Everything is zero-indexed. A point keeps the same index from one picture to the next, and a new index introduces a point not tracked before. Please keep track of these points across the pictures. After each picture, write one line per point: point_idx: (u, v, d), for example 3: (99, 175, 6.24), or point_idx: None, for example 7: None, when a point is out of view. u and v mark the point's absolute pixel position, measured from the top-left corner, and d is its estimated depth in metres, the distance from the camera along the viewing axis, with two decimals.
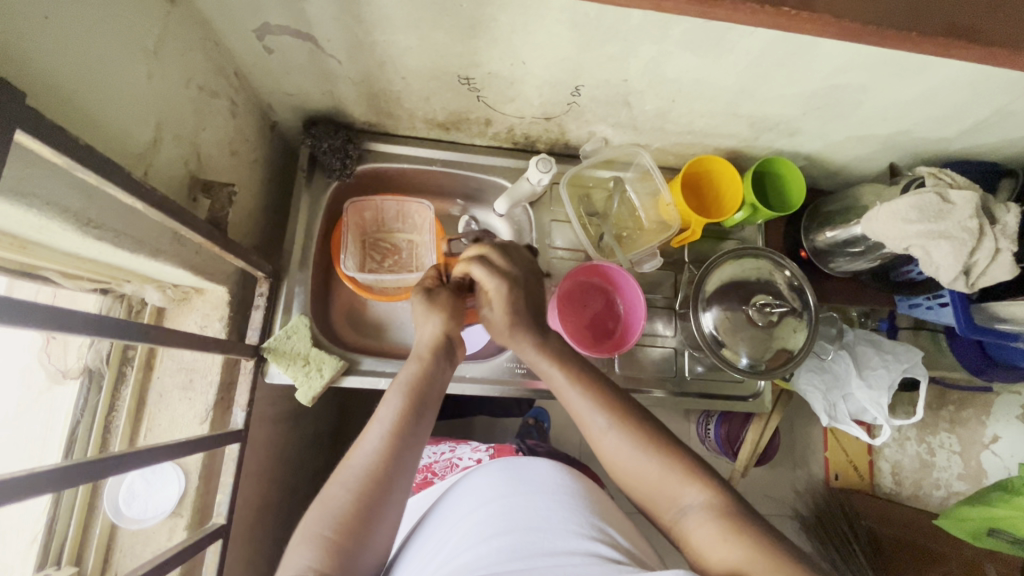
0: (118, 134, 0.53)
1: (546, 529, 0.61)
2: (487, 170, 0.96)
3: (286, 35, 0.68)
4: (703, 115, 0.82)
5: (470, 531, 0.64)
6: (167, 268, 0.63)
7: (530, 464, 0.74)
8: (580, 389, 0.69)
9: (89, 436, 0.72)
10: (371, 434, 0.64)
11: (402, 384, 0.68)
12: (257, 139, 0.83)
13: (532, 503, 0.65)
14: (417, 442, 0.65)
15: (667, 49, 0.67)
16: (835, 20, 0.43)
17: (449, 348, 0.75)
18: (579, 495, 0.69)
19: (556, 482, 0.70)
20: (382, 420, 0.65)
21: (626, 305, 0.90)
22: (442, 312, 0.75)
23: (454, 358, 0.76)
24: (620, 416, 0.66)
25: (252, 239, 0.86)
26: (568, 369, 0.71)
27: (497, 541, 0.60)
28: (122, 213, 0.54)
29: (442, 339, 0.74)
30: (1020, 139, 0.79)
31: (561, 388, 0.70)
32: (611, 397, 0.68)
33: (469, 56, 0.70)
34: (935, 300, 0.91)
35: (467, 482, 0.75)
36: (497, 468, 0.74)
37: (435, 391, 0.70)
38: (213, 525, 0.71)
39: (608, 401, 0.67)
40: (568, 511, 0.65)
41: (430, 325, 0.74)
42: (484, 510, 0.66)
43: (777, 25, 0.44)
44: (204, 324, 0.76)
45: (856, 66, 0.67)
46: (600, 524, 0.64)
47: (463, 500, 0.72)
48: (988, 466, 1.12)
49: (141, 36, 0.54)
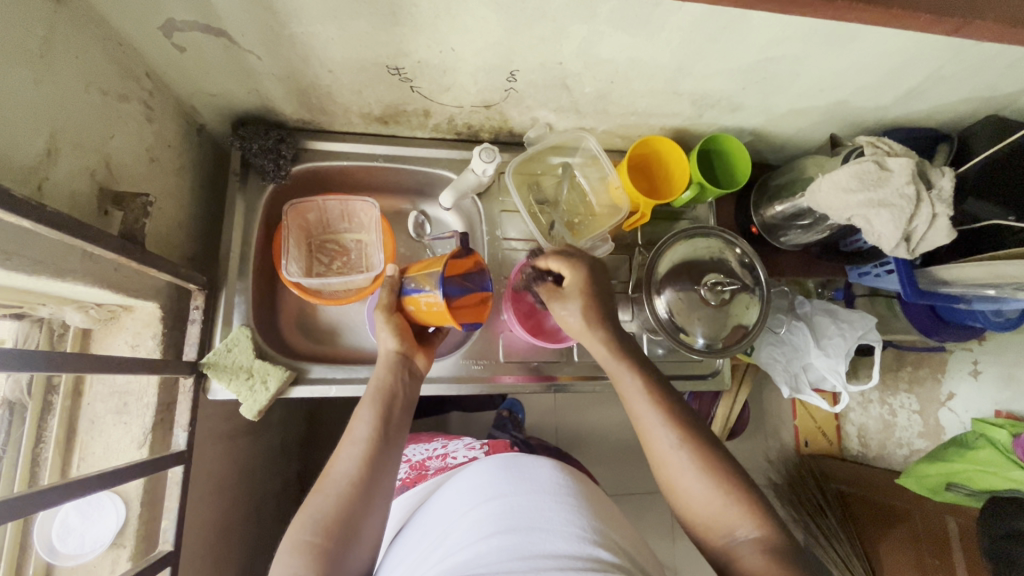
0: (4, 147, 0.49)
1: (544, 529, 0.62)
2: (432, 163, 0.93)
3: (194, 31, 0.63)
4: (643, 96, 0.81)
5: (467, 529, 0.65)
6: (81, 287, 0.59)
7: (530, 463, 0.75)
8: (640, 403, 0.67)
9: (16, 471, 0.67)
10: (347, 452, 0.63)
11: (372, 399, 0.68)
12: (180, 144, 0.79)
13: (533, 501, 0.66)
14: (392, 453, 0.65)
15: (597, 28, 0.65)
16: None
17: (410, 365, 0.74)
18: (575, 492, 0.70)
19: (556, 481, 0.71)
20: (357, 434, 0.65)
21: None
22: (394, 332, 0.74)
23: (417, 373, 0.75)
24: (688, 434, 0.64)
25: (184, 250, 0.82)
26: (644, 380, 0.69)
27: (496, 540, 0.60)
28: (14, 232, 0.50)
29: (400, 359, 0.73)
30: (952, 104, 0.81)
31: (634, 404, 0.68)
32: (682, 415, 0.66)
33: (395, 45, 0.67)
34: (881, 267, 0.93)
35: (466, 478, 0.76)
36: (497, 465, 0.74)
37: (403, 405, 0.70)
38: (158, 553, 0.68)
39: (677, 419, 0.65)
40: (567, 511, 0.66)
41: (384, 338, 0.74)
42: (485, 508, 0.67)
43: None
44: (136, 343, 0.72)
45: (787, 38, 0.66)
46: (600, 526, 0.65)
47: (462, 497, 0.72)
48: (945, 422, 1.16)
49: (22, 39, 0.50)
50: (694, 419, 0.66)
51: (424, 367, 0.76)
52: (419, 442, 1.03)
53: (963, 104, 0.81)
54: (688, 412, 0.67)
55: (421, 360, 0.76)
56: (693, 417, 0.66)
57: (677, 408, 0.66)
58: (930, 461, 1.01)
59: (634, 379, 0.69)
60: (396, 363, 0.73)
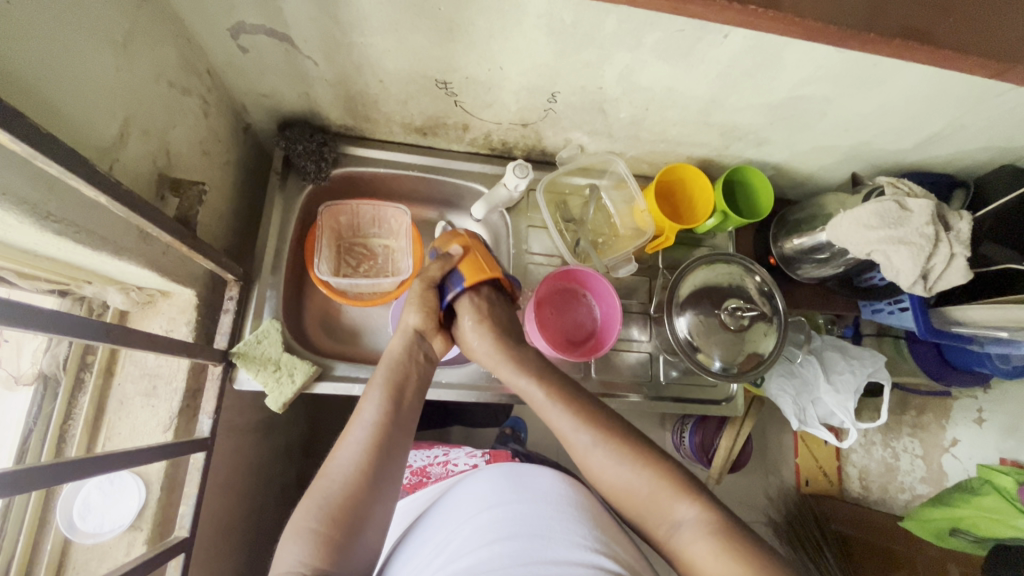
0: (84, 127, 0.51)
1: (550, 537, 0.63)
2: (464, 176, 0.96)
3: (261, 34, 0.67)
4: (676, 124, 0.84)
5: (468, 536, 0.65)
6: (131, 268, 0.61)
7: (531, 473, 0.75)
8: (552, 418, 0.67)
9: (43, 444, 0.68)
10: (354, 435, 0.64)
11: (381, 379, 0.68)
12: (229, 140, 0.82)
13: (537, 510, 0.67)
14: (403, 434, 0.66)
15: (641, 57, 0.68)
16: (799, 20, 0.42)
17: (425, 347, 0.74)
18: (577, 504, 0.71)
19: (557, 490, 0.72)
20: (364, 417, 0.65)
21: (603, 320, 0.90)
22: (422, 311, 0.73)
23: (432, 357, 0.75)
24: (601, 431, 0.65)
25: (223, 242, 0.84)
26: (551, 387, 0.69)
27: (498, 547, 0.61)
28: (85, 206, 0.53)
29: (416, 338, 0.73)
30: (970, 152, 0.84)
31: (546, 411, 0.68)
32: (593, 412, 0.67)
33: (447, 60, 0.71)
34: (895, 304, 0.95)
35: (467, 485, 0.76)
36: (499, 475, 0.75)
37: (415, 387, 0.70)
38: (174, 539, 0.68)
39: (588, 417, 0.66)
40: (571, 520, 0.67)
41: (409, 315, 0.73)
42: (485, 515, 0.68)
43: (746, 24, 0.43)
44: (170, 328, 0.73)
45: (820, 78, 0.70)
46: (602, 536, 0.66)
47: (463, 503, 0.73)
48: (948, 468, 1.17)
49: (110, 28, 0.53)
50: (609, 414, 0.67)
51: (440, 352, 0.76)
52: (417, 449, 0.99)
53: (980, 153, 0.84)
54: (602, 408, 0.68)
55: (437, 343, 0.76)
56: (607, 412, 0.68)
57: (585, 407, 0.67)
58: (933, 504, 1.01)
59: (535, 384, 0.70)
60: (411, 341, 0.72)
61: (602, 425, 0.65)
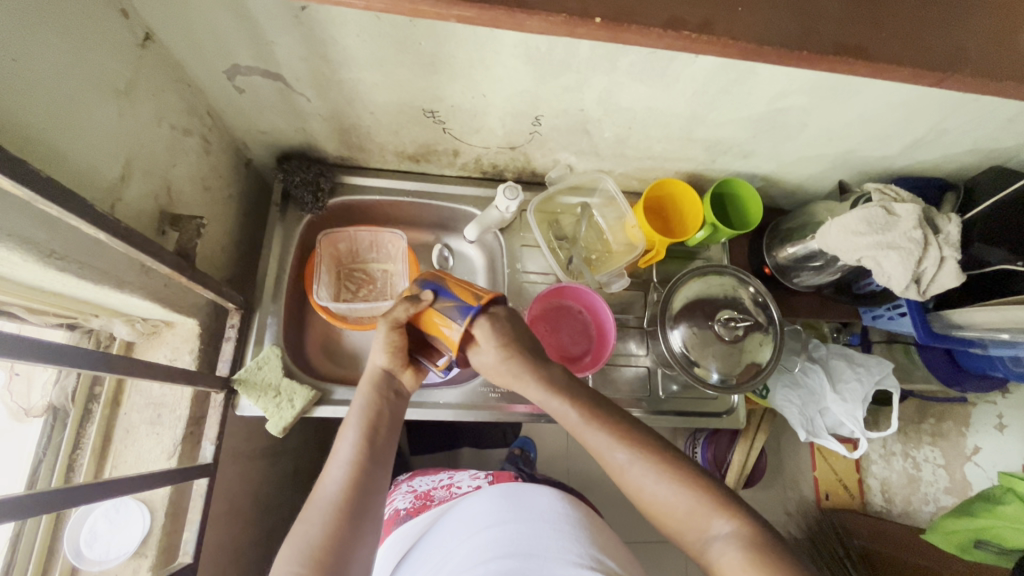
0: (86, 170, 0.55)
1: (543, 555, 0.63)
2: (458, 199, 0.99)
3: (255, 75, 0.70)
4: (660, 141, 0.86)
5: (466, 554, 0.66)
6: (134, 300, 0.64)
7: (531, 492, 0.75)
8: (587, 433, 0.64)
9: (52, 474, 0.71)
10: (332, 475, 0.64)
11: (355, 418, 0.68)
12: (229, 175, 0.85)
13: (534, 529, 0.68)
14: (380, 471, 0.66)
15: (618, 79, 0.71)
16: (734, 42, 0.43)
17: (395, 384, 0.73)
18: (575, 522, 0.71)
19: (555, 510, 0.72)
20: (341, 456, 0.65)
21: (593, 353, 0.90)
22: (388, 350, 0.71)
23: (403, 392, 0.74)
24: (638, 447, 0.62)
25: (223, 273, 0.87)
26: (578, 405, 0.66)
27: (493, 565, 0.61)
28: (87, 244, 0.56)
29: (384, 376, 0.72)
30: (956, 156, 0.84)
31: (583, 427, 0.65)
32: (627, 426, 0.64)
33: (432, 91, 0.74)
34: (894, 310, 0.94)
35: (467, 505, 0.77)
36: (497, 493, 0.75)
37: (388, 422, 0.69)
38: (178, 565, 0.69)
39: (625, 434, 0.63)
40: (567, 539, 0.67)
41: (376, 356, 0.72)
42: (483, 536, 0.68)
43: (683, 49, 0.44)
44: (174, 357, 0.76)
45: (794, 91, 0.72)
46: (598, 554, 0.66)
47: (462, 523, 0.73)
48: (972, 477, 1.18)
49: (111, 78, 0.57)
50: (640, 428, 0.64)
51: (412, 386, 0.75)
52: (422, 473, 0.97)
53: (968, 155, 0.84)
54: (627, 417, 0.66)
55: (408, 378, 0.74)
56: (639, 426, 0.65)
57: (622, 421, 0.65)
58: (957, 514, 0.97)
59: (563, 403, 0.66)
60: (380, 384, 0.71)
61: (634, 439, 0.63)
